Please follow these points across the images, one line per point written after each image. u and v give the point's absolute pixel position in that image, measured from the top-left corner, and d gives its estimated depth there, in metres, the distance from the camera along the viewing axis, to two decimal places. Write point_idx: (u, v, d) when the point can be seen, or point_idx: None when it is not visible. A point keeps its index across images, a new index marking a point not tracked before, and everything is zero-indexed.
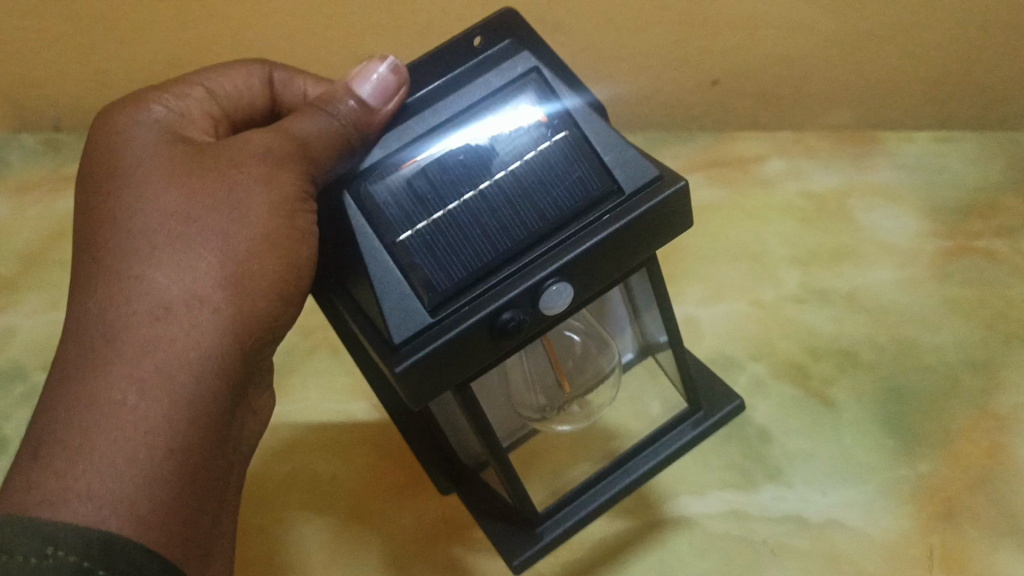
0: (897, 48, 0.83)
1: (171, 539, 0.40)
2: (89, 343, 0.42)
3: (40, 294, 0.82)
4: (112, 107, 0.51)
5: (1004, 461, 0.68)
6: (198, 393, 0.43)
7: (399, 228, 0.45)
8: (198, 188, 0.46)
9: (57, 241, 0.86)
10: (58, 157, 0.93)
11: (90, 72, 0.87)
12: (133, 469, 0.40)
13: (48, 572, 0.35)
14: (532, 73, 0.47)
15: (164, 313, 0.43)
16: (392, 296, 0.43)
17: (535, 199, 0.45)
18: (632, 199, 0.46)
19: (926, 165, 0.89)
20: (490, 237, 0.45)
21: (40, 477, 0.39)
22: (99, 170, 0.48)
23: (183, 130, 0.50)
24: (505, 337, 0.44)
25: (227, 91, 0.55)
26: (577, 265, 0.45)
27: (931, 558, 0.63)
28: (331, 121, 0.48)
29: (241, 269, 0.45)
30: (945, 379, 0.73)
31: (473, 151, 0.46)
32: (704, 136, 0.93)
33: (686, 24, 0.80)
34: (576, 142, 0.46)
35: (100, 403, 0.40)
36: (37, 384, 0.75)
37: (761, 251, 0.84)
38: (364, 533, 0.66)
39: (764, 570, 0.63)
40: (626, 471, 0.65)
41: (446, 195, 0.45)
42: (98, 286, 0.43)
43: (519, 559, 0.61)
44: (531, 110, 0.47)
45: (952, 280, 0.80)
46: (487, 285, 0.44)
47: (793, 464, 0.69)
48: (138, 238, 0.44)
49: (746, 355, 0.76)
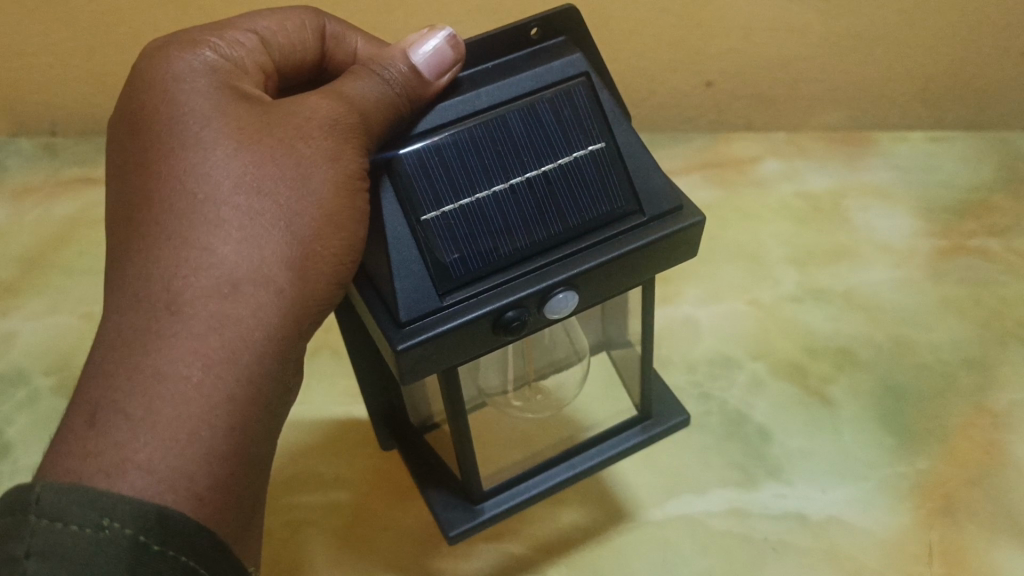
0: (888, 51, 0.84)
1: (224, 519, 0.38)
2: (150, 310, 0.38)
3: (39, 299, 0.81)
4: (159, 45, 0.45)
5: (1000, 458, 0.69)
6: (258, 375, 0.40)
7: (426, 207, 0.43)
8: (268, 158, 0.42)
9: (56, 246, 0.86)
10: (53, 161, 0.93)
11: (86, 75, 0.86)
12: (195, 446, 0.37)
13: (103, 546, 0.32)
14: (582, 77, 0.46)
15: (230, 287, 0.40)
16: (406, 275, 0.42)
17: (561, 202, 0.44)
18: (652, 224, 0.46)
19: (920, 166, 0.90)
20: (510, 229, 0.44)
21: (96, 444, 0.35)
22: (153, 116, 0.43)
23: (237, 82, 0.45)
24: (503, 333, 0.44)
25: (280, 41, 0.49)
26: (588, 274, 0.44)
27: (930, 553, 0.64)
28: (386, 89, 0.45)
29: (306, 250, 0.42)
30: (941, 377, 0.74)
31: (510, 140, 0.44)
32: (699, 137, 0.94)
33: (682, 26, 0.81)
34: (610, 154, 0.45)
35: (164, 375, 0.37)
36: (39, 389, 0.75)
37: (758, 250, 0.85)
38: (368, 533, 0.67)
39: (765, 566, 0.64)
40: (571, 465, 0.60)
41: (477, 182, 0.44)
42: (157, 249, 0.40)
43: (456, 530, 0.57)
44: (576, 111, 0.45)
45: (947, 278, 0.81)
46: (501, 279, 0.44)
47: (792, 462, 0.70)
48: (205, 205, 0.41)
49: (745, 354, 0.77)
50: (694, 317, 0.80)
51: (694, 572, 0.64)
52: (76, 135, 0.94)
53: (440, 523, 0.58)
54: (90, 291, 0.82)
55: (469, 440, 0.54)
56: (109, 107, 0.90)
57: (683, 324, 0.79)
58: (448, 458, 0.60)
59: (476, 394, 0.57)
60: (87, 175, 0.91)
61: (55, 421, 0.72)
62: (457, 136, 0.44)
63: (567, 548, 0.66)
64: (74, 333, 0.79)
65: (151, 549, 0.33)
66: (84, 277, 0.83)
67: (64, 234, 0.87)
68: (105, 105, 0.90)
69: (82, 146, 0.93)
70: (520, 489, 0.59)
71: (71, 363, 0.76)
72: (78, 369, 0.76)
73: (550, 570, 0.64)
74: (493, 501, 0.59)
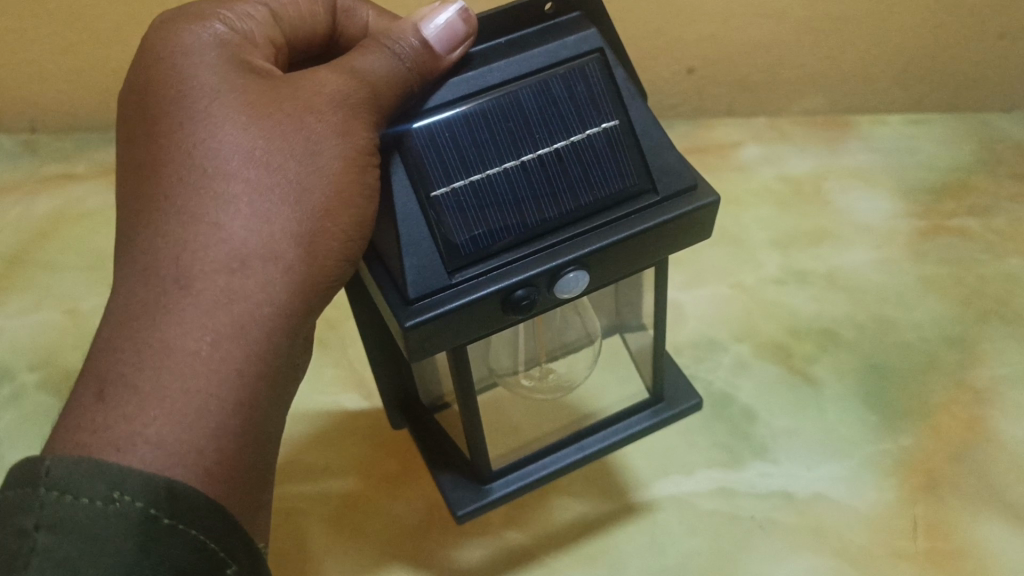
0: (865, 35, 0.85)
1: (232, 491, 0.38)
2: (160, 284, 0.39)
3: (21, 296, 0.81)
4: (168, 17, 0.45)
5: (982, 432, 0.70)
6: (267, 349, 0.40)
7: (436, 183, 0.43)
8: (277, 133, 0.42)
9: (37, 244, 0.85)
10: (33, 157, 0.92)
11: (64, 71, 0.86)
12: (204, 420, 0.37)
13: (114, 519, 0.33)
14: (596, 53, 0.46)
15: (240, 262, 0.40)
16: (416, 252, 0.43)
17: (573, 180, 0.45)
18: (664, 204, 0.46)
19: (900, 147, 0.91)
20: (521, 206, 0.44)
21: (106, 418, 0.36)
22: (162, 89, 0.43)
23: (247, 56, 0.45)
24: (512, 312, 0.44)
25: (291, 15, 0.49)
26: (599, 254, 0.44)
27: (915, 529, 0.65)
28: (396, 62, 0.45)
29: (314, 225, 0.42)
30: (924, 356, 0.75)
31: (521, 117, 0.44)
32: (681, 123, 0.94)
33: (664, 13, 0.81)
34: (623, 132, 0.46)
35: (174, 349, 0.37)
36: (24, 385, 0.75)
37: (740, 234, 0.85)
38: (360, 520, 0.67)
39: (753, 544, 0.64)
40: (580, 446, 0.61)
41: (488, 158, 0.44)
42: (167, 223, 0.40)
43: (463, 510, 0.58)
44: (589, 88, 0.45)
45: (928, 258, 0.82)
46: (510, 257, 0.44)
47: (778, 441, 0.70)
48: (214, 180, 0.41)
49: (730, 336, 0.77)
50: (679, 301, 0.80)
51: (684, 552, 0.64)
52: (56, 132, 0.93)
53: (448, 503, 0.59)
54: (74, 287, 0.81)
55: (478, 421, 0.55)
56: (90, 100, 0.89)
57: (668, 308, 0.80)
58: (458, 437, 0.61)
59: (484, 374, 0.57)
60: (67, 173, 0.90)
61: (42, 418, 0.72)
62: (468, 111, 0.44)
63: (560, 533, 0.66)
64: (58, 329, 0.78)
65: (160, 523, 0.34)
66: (67, 273, 0.82)
67: (45, 231, 0.86)
68: (85, 98, 0.89)
69: (62, 143, 0.93)
70: (529, 471, 0.60)
71: (56, 359, 0.76)
72: (63, 366, 0.76)
73: (543, 554, 0.65)
74: (500, 480, 0.60)
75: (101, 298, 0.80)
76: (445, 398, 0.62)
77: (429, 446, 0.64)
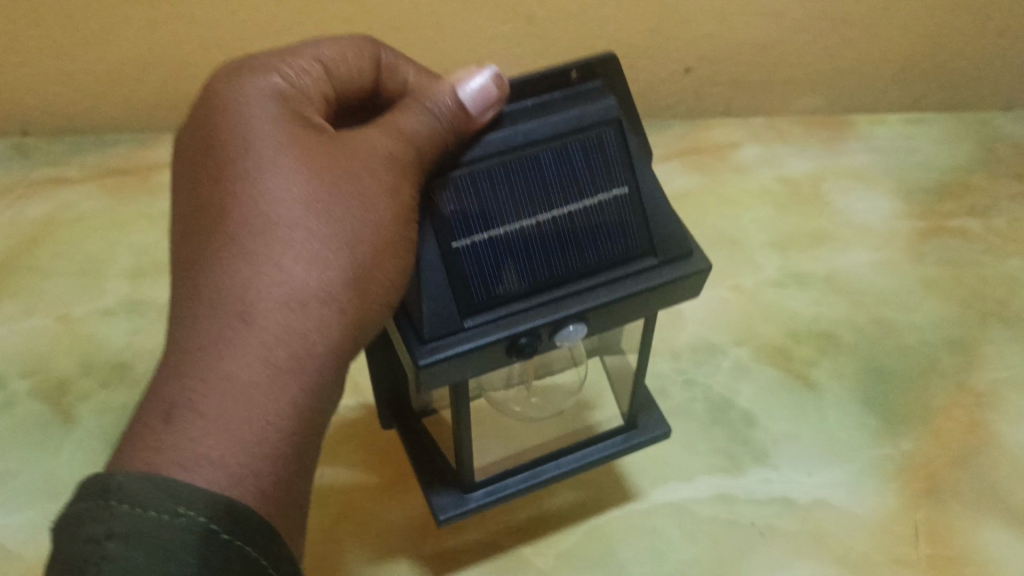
0: (864, 33, 0.84)
1: (281, 524, 0.37)
2: (224, 314, 0.38)
3: (12, 301, 0.78)
4: (231, 68, 0.45)
5: (983, 436, 0.70)
6: (320, 393, 0.39)
7: (457, 234, 0.45)
8: (335, 180, 0.42)
9: (25, 250, 0.82)
10: (25, 161, 0.87)
11: (53, 73, 0.81)
12: (263, 451, 0.36)
13: (177, 535, 0.32)
14: (614, 122, 0.46)
15: (301, 301, 0.39)
16: (433, 299, 0.44)
17: (580, 241, 0.46)
18: (661, 267, 0.48)
19: (899, 147, 0.91)
20: (530, 260, 0.46)
21: (171, 440, 0.35)
22: (225, 132, 0.42)
23: (304, 110, 0.44)
24: (514, 355, 0.46)
25: (342, 71, 0.47)
26: (598, 309, 0.46)
27: (916, 534, 0.64)
28: (436, 123, 0.44)
29: (370, 270, 0.41)
30: (925, 359, 0.75)
31: (539, 180, 0.46)
32: (679, 124, 0.92)
33: (660, 13, 0.80)
34: (630, 199, 0.47)
35: (236, 380, 0.37)
36: (15, 394, 0.72)
37: (739, 236, 0.84)
38: (355, 529, 0.66)
39: (755, 552, 0.63)
40: (556, 463, 0.61)
41: (504, 215, 0.45)
42: (231, 259, 0.39)
43: (445, 515, 0.58)
44: (603, 156, 0.47)
45: (927, 259, 0.82)
46: (516, 308, 0.46)
47: (777, 446, 0.69)
48: (276, 221, 0.40)
49: (728, 340, 0.76)
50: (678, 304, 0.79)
51: (684, 560, 0.63)
52: (49, 134, 0.89)
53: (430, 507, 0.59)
54: (64, 293, 0.79)
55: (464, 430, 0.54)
56: (80, 103, 0.85)
57: (666, 312, 0.78)
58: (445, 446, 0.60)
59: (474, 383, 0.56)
60: (58, 176, 0.87)
61: (32, 428, 0.70)
62: (491, 170, 0.45)
63: (557, 541, 0.65)
64: (49, 337, 0.76)
65: (220, 539, 0.33)
66: (60, 279, 0.80)
67: (35, 236, 0.83)
68: (75, 103, 0.85)
69: (55, 146, 0.89)
70: (511, 482, 0.60)
71: (47, 366, 0.74)
72: (56, 375, 0.73)
73: (542, 563, 0.64)
74: (483, 488, 0.60)
75: (92, 303, 0.78)
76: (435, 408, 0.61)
77: (415, 452, 0.63)
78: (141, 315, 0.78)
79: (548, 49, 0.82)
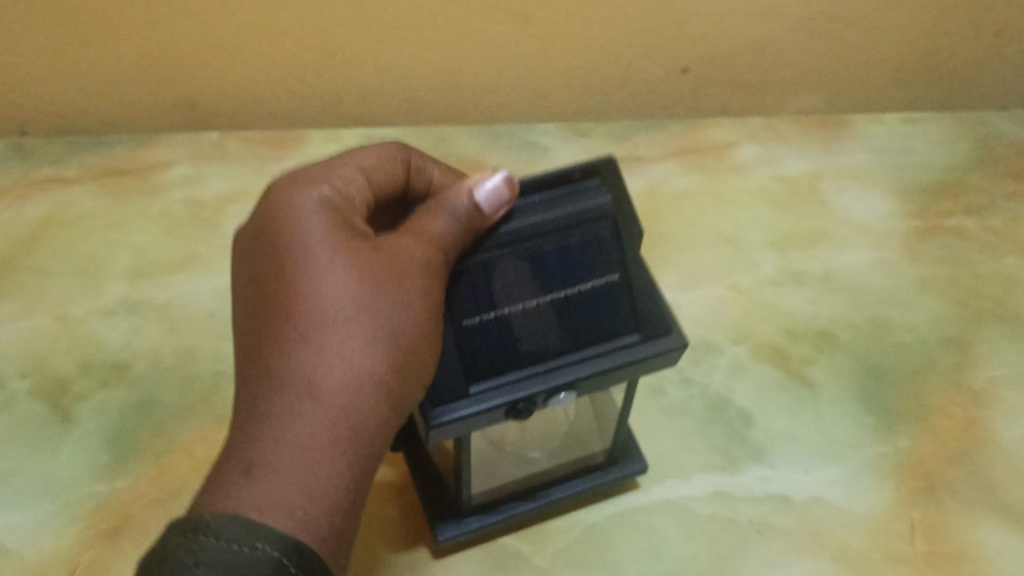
0: (862, 33, 0.84)
1: (338, 564, 0.42)
2: (291, 391, 0.43)
3: (11, 302, 0.78)
4: (288, 182, 0.51)
5: (979, 434, 0.70)
6: (369, 460, 0.44)
7: (467, 313, 0.48)
8: (382, 274, 0.47)
9: (26, 251, 0.82)
10: (24, 162, 0.87)
11: (49, 74, 0.81)
12: (323, 505, 0.41)
13: (254, 566, 0.37)
14: (605, 220, 0.49)
15: (357, 383, 0.44)
16: (440, 366, 0.47)
17: (573, 320, 0.49)
18: (645, 344, 0.50)
19: (895, 146, 0.91)
20: (529, 336, 0.49)
21: (248, 491, 0.40)
22: (286, 236, 0.48)
23: (349, 218, 0.49)
24: (513, 418, 0.49)
25: (378, 178, 0.53)
26: (587, 381, 0.49)
27: (913, 532, 0.64)
28: (454, 221, 0.48)
29: (414, 353, 0.46)
30: (922, 357, 0.75)
31: (539, 265, 0.49)
32: (677, 124, 0.92)
33: (658, 13, 0.80)
34: (621, 284, 0.50)
35: (301, 447, 0.42)
36: (15, 394, 0.72)
37: (737, 235, 0.84)
38: (355, 522, 0.65)
39: (753, 550, 0.64)
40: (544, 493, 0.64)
41: (508, 294, 0.48)
42: (295, 345, 0.44)
43: (445, 534, 0.62)
44: (597, 246, 0.49)
45: (924, 258, 0.82)
46: (513, 376, 0.48)
47: (775, 444, 0.70)
48: (334, 313, 0.45)
49: (726, 339, 0.76)
50: (676, 302, 0.79)
51: (681, 557, 0.63)
52: (47, 135, 0.88)
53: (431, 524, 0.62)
54: (64, 293, 0.79)
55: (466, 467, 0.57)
56: (78, 105, 0.85)
57: None
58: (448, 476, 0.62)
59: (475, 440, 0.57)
60: (58, 176, 0.87)
61: (33, 429, 0.70)
62: (496, 253, 0.48)
63: (555, 538, 0.65)
64: (49, 338, 0.76)
65: (289, 572, 0.38)
66: (58, 279, 0.80)
67: (33, 237, 0.83)
68: (73, 105, 0.85)
69: (53, 147, 0.88)
70: (506, 507, 0.63)
71: (47, 367, 0.74)
72: (55, 375, 0.73)
73: (540, 560, 0.64)
74: (477, 515, 0.63)
75: (93, 303, 0.78)
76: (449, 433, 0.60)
77: (420, 474, 0.65)
78: (139, 314, 0.78)
79: (546, 48, 0.82)
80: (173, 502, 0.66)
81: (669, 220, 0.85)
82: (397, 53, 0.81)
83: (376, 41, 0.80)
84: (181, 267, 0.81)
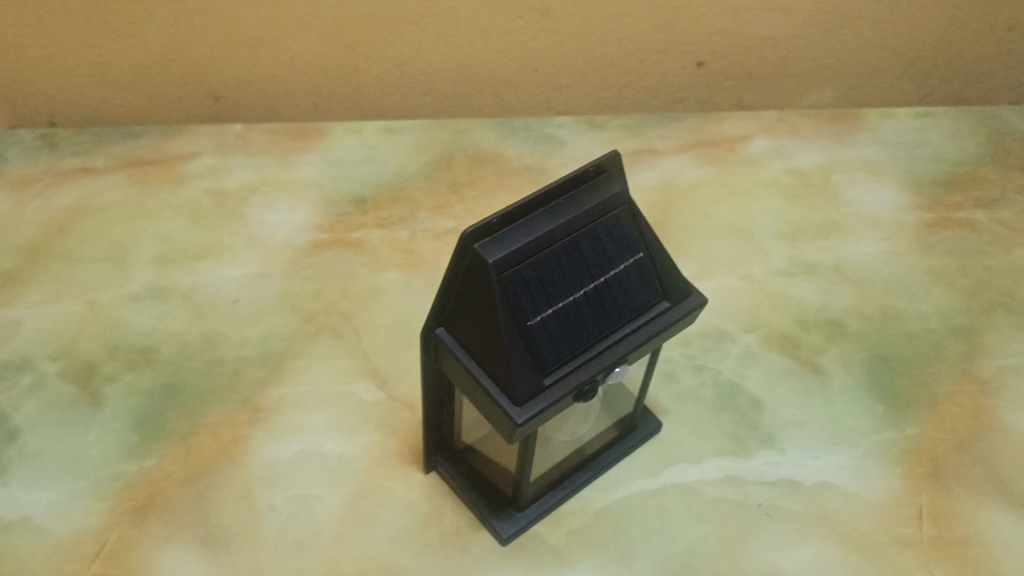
0: (874, 27, 0.85)
1: None
2: None
3: (41, 287, 0.79)
4: None
5: (988, 422, 0.71)
6: None
7: (530, 314, 0.51)
8: None
9: (55, 237, 0.83)
10: (52, 151, 0.89)
11: (80, 65, 0.83)
12: None
13: None
14: (626, 205, 0.54)
15: None
16: (518, 368, 0.51)
17: (616, 301, 0.55)
18: (673, 309, 0.57)
19: (907, 140, 0.92)
20: (582, 326, 0.53)
21: None
22: None
23: None
24: (577, 397, 0.55)
25: None
26: (632, 354, 0.55)
27: (921, 517, 0.66)
28: None
29: None
30: (931, 347, 0.76)
31: (581, 258, 0.52)
32: (691, 117, 0.94)
33: (674, 7, 0.82)
34: (646, 260, 0.55)
35: None
36: (46, 375, 0.73)
37: (750, 226, 0.85)
38: (374, 504, 0.67)
39: (762, 532, 0.65)
40: (580, 476, 0.68)
41: (562, 291, 0.52)
42: None
43: (508, 534, 0.65)
44: (623, 231, 0.54)
45: (935, 250, 0.83)
46: (575, 361, 0.54)
47: (785, 430, 0.71)
48: None
49: (738, 328, 0.77)
50: None
51: (692, 539, 0.65)
52: (75, 126, 0.90)
53: (491, 527, 0.65)
54: (92, 278, 0.80)
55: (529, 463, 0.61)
56: (106, 96, 0.87)
57: None
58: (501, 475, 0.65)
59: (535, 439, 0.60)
60: (86, 166, 0.88)
61: (62, 410, 0.71)
62: (545, 255, 0.51)
63: (569, 520, 0.66)
64: (79, 321, 0.77)
65: None
66: (88, 265, 0.81)
67: (62, 224, 0.84)
68: (102, 96, 0.87)
69: (82, 137, 0.90)
70: (552, 496, 0.67)
71: (76, 350, 0.75)
72: (84, 357, 0.74)
73: (555, 541, 0.65)
74: (533, 505, 0.66)
75: (120, 289, 0.79)
76: (482, 427, 0.62)
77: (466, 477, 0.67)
78: (164, 301, 0.78)
79: (563, 41, 0.84)
80: (197, 479, 0.68)
81: (683, 210, 0.86)
82: (418, 46, 0.83)
83: (397, 34, 0.82)
84: (206, 254, 0.82)
